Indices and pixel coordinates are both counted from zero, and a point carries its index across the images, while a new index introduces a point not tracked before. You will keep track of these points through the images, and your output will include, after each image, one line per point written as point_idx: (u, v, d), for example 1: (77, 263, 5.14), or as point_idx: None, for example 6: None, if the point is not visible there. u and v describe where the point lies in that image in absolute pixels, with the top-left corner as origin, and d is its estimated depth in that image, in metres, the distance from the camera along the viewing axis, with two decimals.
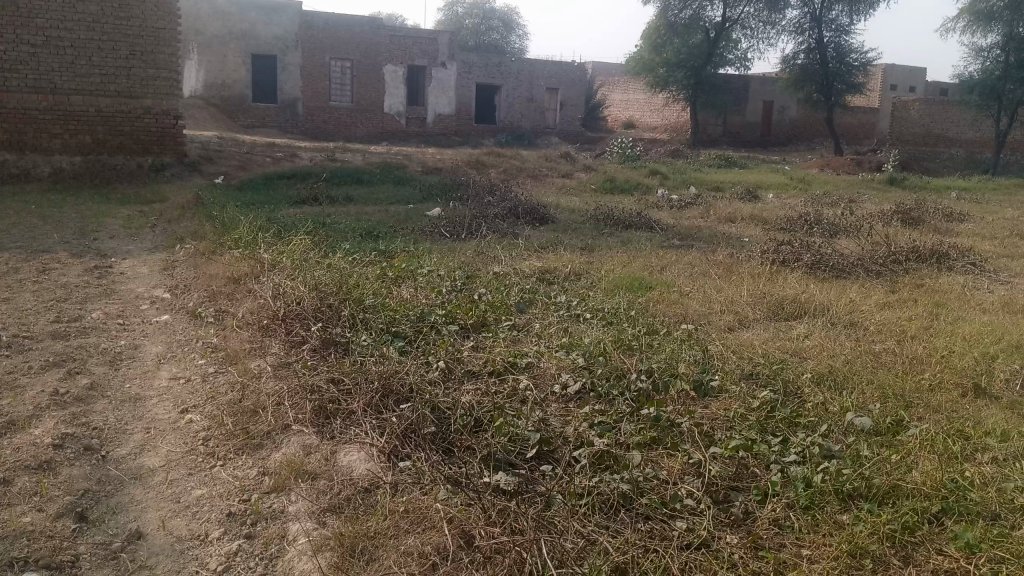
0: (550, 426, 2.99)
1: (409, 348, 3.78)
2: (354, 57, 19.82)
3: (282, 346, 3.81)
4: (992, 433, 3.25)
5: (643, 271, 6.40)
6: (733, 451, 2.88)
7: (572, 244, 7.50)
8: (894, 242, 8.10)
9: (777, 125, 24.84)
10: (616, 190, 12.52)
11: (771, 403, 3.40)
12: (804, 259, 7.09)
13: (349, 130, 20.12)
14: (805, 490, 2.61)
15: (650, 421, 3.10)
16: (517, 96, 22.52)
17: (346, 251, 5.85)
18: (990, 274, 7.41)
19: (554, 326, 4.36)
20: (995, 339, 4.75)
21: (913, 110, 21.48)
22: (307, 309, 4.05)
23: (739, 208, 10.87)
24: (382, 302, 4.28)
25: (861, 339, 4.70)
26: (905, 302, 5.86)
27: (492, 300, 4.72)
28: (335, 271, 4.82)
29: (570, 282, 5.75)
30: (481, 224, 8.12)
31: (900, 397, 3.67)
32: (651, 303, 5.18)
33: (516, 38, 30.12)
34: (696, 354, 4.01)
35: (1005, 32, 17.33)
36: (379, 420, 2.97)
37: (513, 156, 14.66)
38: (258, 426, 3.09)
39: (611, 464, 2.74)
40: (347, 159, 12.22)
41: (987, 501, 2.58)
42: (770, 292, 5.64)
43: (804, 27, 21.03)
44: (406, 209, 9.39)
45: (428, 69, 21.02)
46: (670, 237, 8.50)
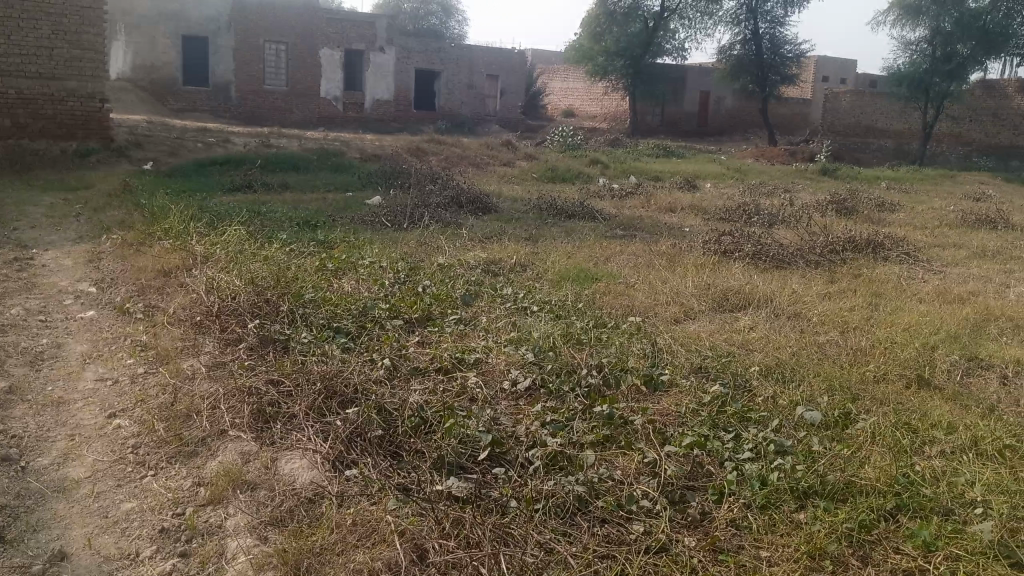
0: (500, 425, 2.90)
1: (352, 345, 3.65)
2: (289, 40, 19.33)
3: (216, 344, 3.63)
4: (938, 426, 3.26)
5: (588, 261, 6.36)
6: (688, 449, 2.83)
7: (515, 234, 7.42)
8: (830, 232, 8.22)
9: (713, 115, 25.13)
10: (558, 179, 12.47)
11: (723, 398, 3.37)
12: (744, 250, 7.12)
13: (284, 115, 19.63)
14: (759, 490, 2.58)
15: (602, 419, 3.03)
16: (456, 82, 22.28)
17: (283, 242, 5.65)
18: (923, 263, 7.58)
19: (501, 320, 4.26)
20: (933, 330, 4.82)
21: (844, 102, 21.98)
22: (244, 304, 3.87)
23: (678, 198, 10.93)
24: (322, 296, 4.13)
25: (805, 331, 4.73)
26: (844, 292, 5.92)
27: (437, 293, 4.60)
28: (273, 263, 4.63)
29: (515, 274, 5.66)
30: (423, 213, 7.97)
31: (846, 390, 3.67)
32: (597, 295, 5.12)
33: (455, 23, 29.84)
34: (645, 348, 3.96)
35: (932, 27, 17.77)
36: (322, 423, 2.84)
37: (453, 143, 14.48)
38: (193, 432, 2.93)
39: (564, 467, 2.67)
40: (283, 145, 11.89)
41: (940, 496, 2.57)
42: (713, 283, 5.64)
43: (740, 18, 21.29)
44: (344, 197, 9.17)
45: (366, 53, 20.64)
46: (612, 227, 8.47)
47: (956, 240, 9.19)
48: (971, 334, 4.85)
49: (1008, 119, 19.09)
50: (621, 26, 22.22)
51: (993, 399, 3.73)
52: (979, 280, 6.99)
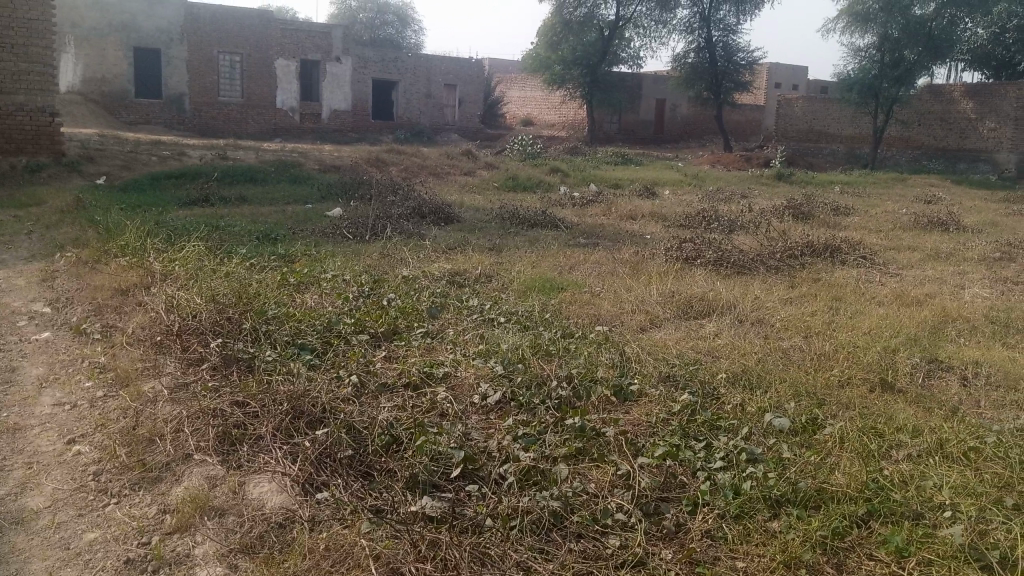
0: (472, 441, 2.87)
1: (318, 362, 3.59)
2: (244, 51, 19.11)
3: (177, 364, 3.55)
4: (904, 430, 3.30)
5: (552, 270, 6.36)
6: (661, 460, 2.82)
7: (479, 244, 7.40)
8: (789, 237, 8.33)
9: (670, 122, 25.39)
10: (519, 188, 12.49)
11: (692, 407, 3.37)
12: (706, 256, 7.18)
13: (240, 127, 19.39)
14: (734, 499, 2.58)
15: (575, 432, 3.01)
16: (414, 92, 22.21)
17: (243, 257, 5.56)
18: (880, 266, 7.71)
19: (468, 333, 4.24)
20: (894, 332, 4.90)
21: (797, 108, 22.37)
22: (204, 323, 3.79)
23: (639, 205, 11.00)
24: (286, 312, 4.06)
25: (770, 336, 4.77)
26: (804, 297, 6.00)
27: (402, 306, 4.56)
28: (234, 279, 4.55)
29: (480, 285, 5.63)
30: (385, 225, 7.90)
31: (812, 395, 3.71)
32: (563, 305, 5.12)
33: (411, 33, 29.79)
34: (613, 357, 3.96)
35: (881, 33, 18.19)
36: (290, 445, 2.79)
37: (413, 153, 14.41)
38: (156, 456, 2.85)
39: (538, 481, 2.65)
40: (240, 157, 11.73)
41: (910, 501, 2.60)
42: (678, 290, 5.66)
43: (694, 27, 21.56)
44: (304, 210, 9.07)
45: (323, 63, 20.50)
46: (574, 236, 8.48)
47: (911, 243, 9.35)
48: (930, 336, 4.94)
49: (955, 123, 19.17)
50: (578, 35, 22.35)
51: (955, 402, 3.79)
52: (935, 282, 7.11)
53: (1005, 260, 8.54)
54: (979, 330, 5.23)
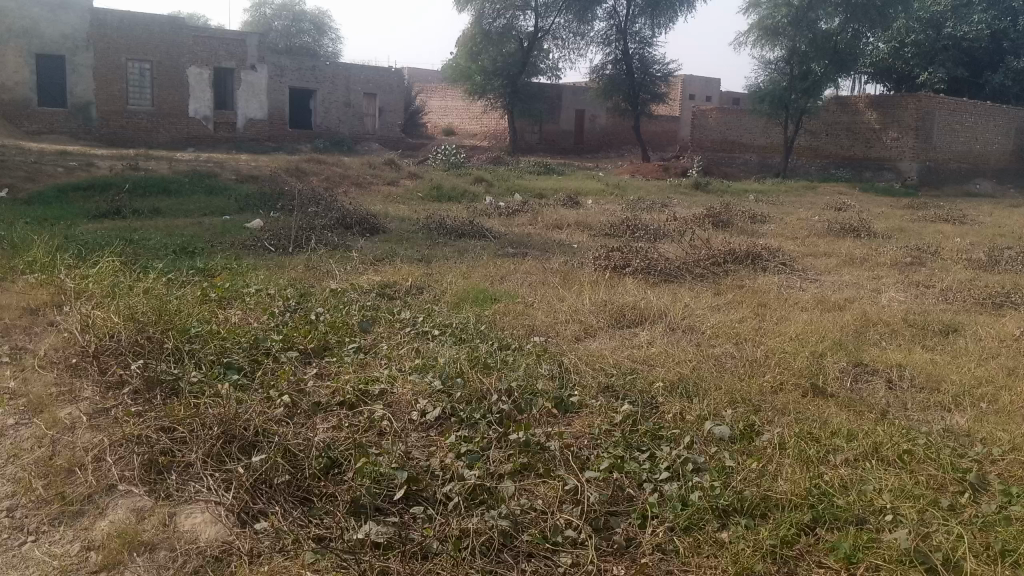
0: (413, 460, 2.79)
1: (246, 382, 3.46)
2: (154, 59, 18.44)
3: (96, 389, 3.35)
4: (839, 434, 3.36)
5: (483, 281, 6.30)
6: (607, 473, 2.78)
7: (408, 255, 7.28)
8: (712, 245, 8.47)
9: (589, 133, 25.69)
10: (443, 199, 12.42)
11: (634, 417, 3.35)
12: (633, 264, 7.24)
13: (151, 136, 18.72)
14: (683, 511, 2.56)
15: (519, 447, 2.95)
16: (333, 101, 21.85)
17: (162, 272, 5.32)
18: (799, 273, 7.92)
19: (402, 347, 4.13)
20: (820, 338, 5.01)
21: (712, 119, 22.91)
22: (123, 344, 3.59)
23: (564, 214, 11.05)
24: (211, 329, 3.88)
25: (702, 344, 4.81)
26: (732, 304, 6.09)
27: (332, 320, 4.43)
28: (153, 296, 4.32)
29: (412, 297, 5.53)
30: (309, 236, 7.72)
31: (748, 401, 3.73)
32: (497, 315, 5.07)
33: (328, 41, 29.41)
34: (552, 370, 3.92)
35: (789, 47, 18.78)
36: (223, 472, 2.66)
37: (334, 163, 14.13)
38: (76, 488, 2.66)
39: (485, 500, 2.59)
40: (153, 167, 11.31)
41: (852, 506, 2.64)
42: (609, 299, 5.67)
43: (611, 39, 22.00)
44: (222, 221, 8.79)
45: (237, 72, 19.94)
46: (502, 245, 8.45)
47: (826, 249, 9.66)
48: (854, 340, 5.08)
49: (861, 132, 19.94)
50: (497, 46, 22.35)
51: (884, 405, 3.88)
52: (853, 287, 7.33)
53: (916, 264, 8.89)
54: (899, 333, 5.41)
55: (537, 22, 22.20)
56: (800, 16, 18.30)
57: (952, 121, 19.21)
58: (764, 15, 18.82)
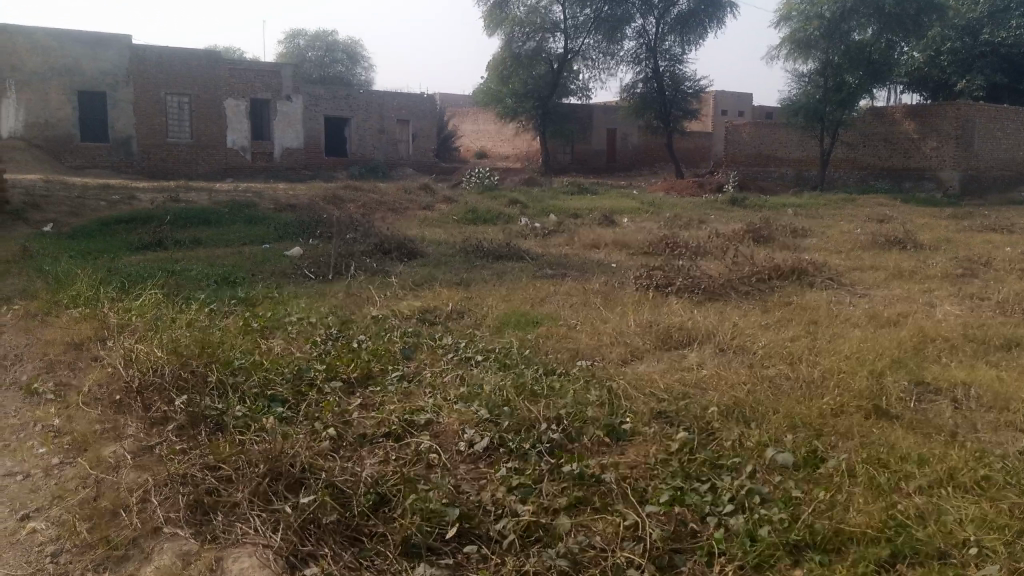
0: (463, 495, 2.70)
1: (290, 414, 3.39)
2: (191, 92, 18.72)
3: (139, 425, 3.30)
4: (909, 459, 3.19)
5: (524, 304, 6.20)
6: (668, 506, 2.66)
7: (447, 280, 7.22)
8: (756, 261, 8.28)
9: (621, 151, 25.59)
10: (479, 221, 12.37)
11: (690, 445, 3.21)
12: (676, 283, 7.09)
13: (190, 168, 18.99)
14: (752, 547, 2.43)
15: (573, 479, 2.83)
16: (367, 128, 22.00)
17: (202, 303, 5.30)
18: (847, 287, 7.71)
19: (447, 374, 4.04)
20: (878, 356, 4.83)
21: (746, 133, 22.69)
22: (166, 379, 3.54)
23: (601, 234, 10.92)
24: (253, 361, 3.83)
25: (755, 365, 4.65)
26: (782, 322, 5.92)
27: (374, 349, 4.35)
28: (196, 328, 4.28)
29: (453, 322, 5.45)
30: (348, 263, 7.68)
31: (809, 426, 3.58)
32: (541, 340, 4.96)
33: (360, 69, 29.71)
34: (601, 396, 3.80)
35: (823, 59, 18.52)
36: (270, 512, 2.58)
37: (370, 188, 14.17)
38: (121, 532, 2.60)
39: (541, 537, 2.50)
40: (192, 198, 11.39)
41: (932, 538, 2.49)
42: (655, 320, 5.52)
43: (642, 57, 21.93)
44: (261, 250, 8.80)
45: (272, 102, 20.17)
46: (540, 267, 8.35)
47: (872, 262, 9.41)
48: (913, 357, 4.89)
49: (899, 142, 19.58)
50: (526, 69, 22.39)
51: (952, 426, 3.70)
52: (904, 301, 7.11)
53: (968, 276, 8.62)
54: (960, 350, 5.19)
55: (567, 43, 22.18)
56: (832, 28, 18.10)
57: (993, 129, 18.79)
58: (796, 28, 18.58)
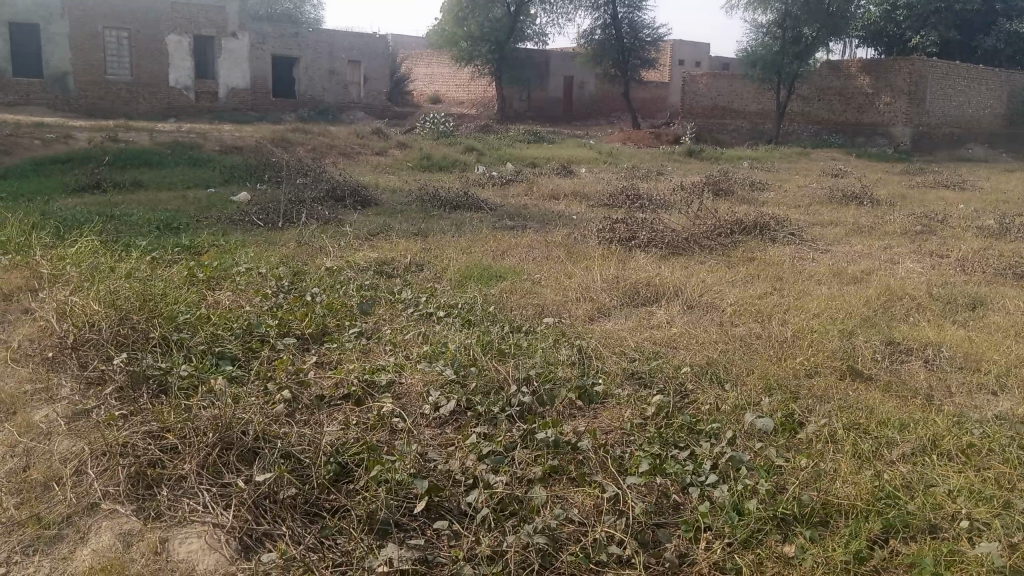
0: (431, 464, 2.52)
1: (240, 373, 3.16)
2: (131, 27, 17.86)
3: (74, 387, 3.04)
4: (891, 424, 3.09)
5: (485, 256, 5.98)
6: (649, 477, 2.52)
7: (403, 229, 6.97)
8: (718, 215, 8.17)
9: (578, 100, 25.25)
10: (434, 168, 12.07)
11: (666, 409, 3.07)
12: (639, 237, 6.93)
13: (131, 107, 18.15)
14: (739, 522, 2.32)
15: (548, 447, 2.66)
16: (316, 69, 21.27)
17: (144, 250, 4.98)
18: (809, 243, 7.65)
19: (408, 331, 3.82)
20: (846, 315, 4.74)
21: (702, 85, 22.52)
22: (104, 335, 3.26)
23: (560, 184, 10.70)
24: (199, 315, 3.57)
25: (724, 323, 4.53)
26: (747, 278, 5.81)
27: (330, 302, 4.11)
28: (137, 280, 3.98)
29: (411, 275, 5.22)
30: (300, 210, 7.37)
31: (784, 388, 3.46)
32: (504, 294, 4.77)
33: (311, 8, 28.72)
34: (571, 354, 3.63)
35: (782, 10, 18.35)
36: (221, 487, 2.38)
37: (320, 131, 13.70)
38: (53, 508, 2.35)
39: (516, 511, 2.34)
40: (133, 138, 10.87)
41: (923, 511, 2.40)
42: (621, 275, 5.35)
43: (600, 3, 21.48)
44: (206, 195, 8.42)
45: (218, 39, 19.29)
46: (500, 217, 8.12)
47: (832, 217, 9.39)
48: (881, 316, 4.82)
49: (853, 97, 19.61)
50: (484, 11, 21.66)
51: (927, 389, 3.63)
52: (866, 258, 7.05)
53: (927, 233, 8.61)
54: (926, 308, 5.14)
55: None
56: None
57: (946, 86, 18.87)
58: None
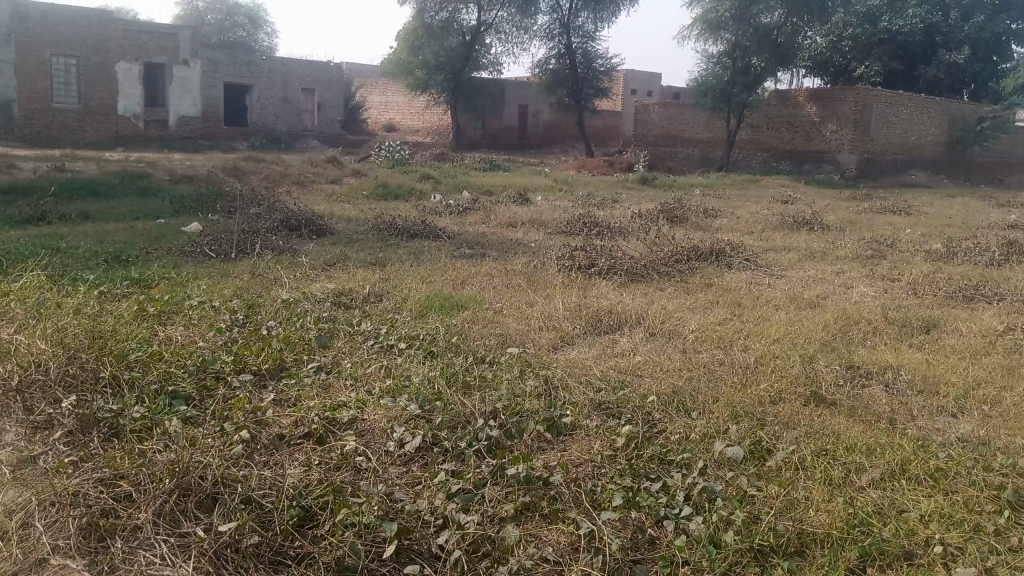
0: (398, 504, 2.45)
1: (195, 413, 3.04)
2: (79, 54, 17.50)
3: (19, 433, 2.89)
4: (859, 449, 3.09)
5: (444, 286, 5.92)
6: (623, 512, 2.48)
7: (361, 259, 6.88)
8: (675, 241, 8.22)
9: (531, 128, 25.44)
10: (389, 197, 11.99)
11: (636, 439, 3.03)
12: (599, 264, 6.93)
13: (78, 135, 17.75)
14: (717, 554, 2.28)
15: (519, 483, 2.60)
16: (269, 97, 21.12)
17: (92, 284, 4.81)
18: (764, 268, 7.74)
19: (369, 365, 3.73)
20: (806, 340, 4.77)
21: (654, 113, 22.85)
22: (51, 377, 3.12)
23: (517, 212, 10.70)
24: (152, 352, 3.44)
25: (688, 350, 4.52)
26: (706, 304, 5.83)
27: (288, 336, 4.01)
28: (84, 316, 3.83)
29: (370, 306, 5.13)
30: (254, 240, 7.23)
31: (750, 416, 3.45)
32: (466, 325, 4.71)
33: (263, 36, 28.57)
34: (536, 385, 3.58)
35: (732, 41, 18.73)
36: (179, 537, 2.27)
37: (273, 160, 13.54)
38: None
39: (488, 552, 2.28)
40: (80, 168, 10.61)
41: (898, 538, 2.40)
42: (583, 303, 5.32)
43: (554, 33, 21.73)
44: (157, 225, 8.22)
45: (169, 67, 19.05)
46: (458, 246, 8.07)
47: (784, 242, 9.53)
48: (840, 341, 4.87)
49: (800, 125, 20.05)
50: (439, 40, 21.75)
51: (890, 413, 3.65)
52: (821, 283, 7.15)
53: (877, 257, 8.77)
54: (883, 332, 5.20)
55: (480, 16, 21.80)
56: (742, 11, 18.17)
57: (889, 114, 19.41)
58: (706, 9, 18.71)
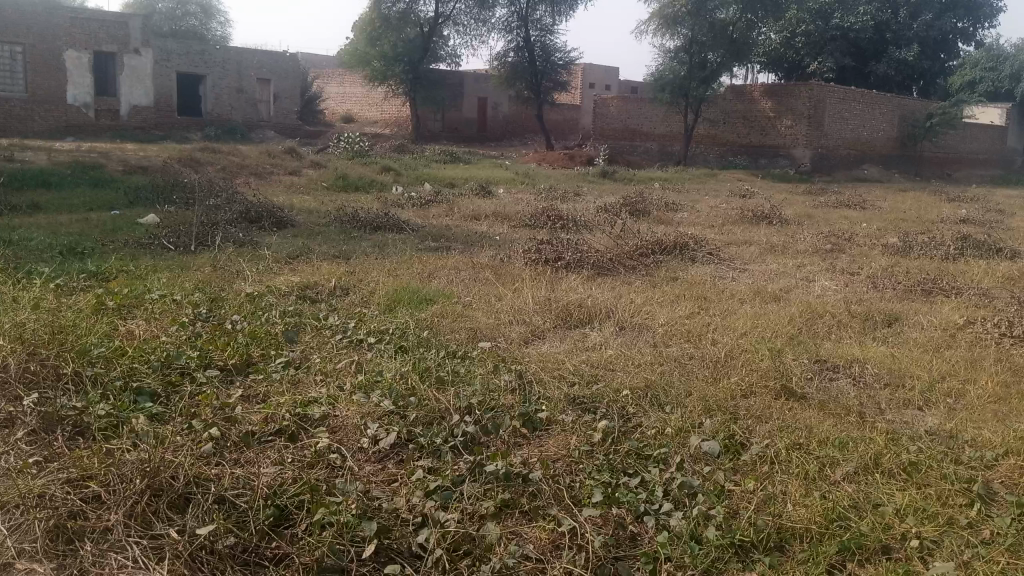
0: (376, 503, 2.41)
1: (162, 411, 2.96)
2: (25, 42, 17.00)
3: None
4: (831, 443, 3.11)
5: (411, 280, 5.85)
6: (604, 508, 2.47)
7: (323, 251, 6.77)
8: (639, 235, 8.23)
9: (492, 121, 25.37)
10: (350, 189, 11.85)
11: (612, 434, 3.02)
12: (565, 258, 6.92)
13: (25, 125, 17.25)
14: (699, 551, 2.29)
15: (498, 479, 2.57)
16: (224, 87, 20.76)
17: (47, 278, 4.66)
18: (727, 262, 7.79)
19: (339, 360, 3.67)
20: (773, 334, 4.80)
21: (613, 107, 22.93)
22: (11, 374, 3.01)
23: (480, 205, 10.64)
24: (114, 348, 3.34)
25: (659, 344, 4.52)
26: (673, 298, 5.84)
27: (253, 330, 3.92)
28: (40, 310, 3.70)
29: (336, 299, 5.06)
30: (214, 233, 7.08)
31: (723, 410, 3.46)
32: (436, 319, 4.66)
33: (217, 25, 28.03)
34: (510, 380, 3.54)
35: (688, 36, 18.85)
36: (153, 539, 2.20)
37: (231, 150, 13.29)
38: None
39: (470, 550, 2.26)
40: (29, 158, 10.29)
41: (874, 531, 2.42)
42: (552, 296, 5.30)
43: (512, 26, 21.65)
44: (111, 217, 8.01)
45: (119, 56, 18.59)
46: (423, 239, 8.00)
47: (745, 236, 9.61)
48: (807, 335, 4.91)
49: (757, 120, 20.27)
50: (396, 31, 21.45)
51: (860, 406, 3.68)
52: (783, 277, 7.22)
53: (836, 251, 8.89)
54: (847, 326, 5.27)
55: (437, 8, 21.66)
56: (698, 7, 18.25)
57: (843, 110, 19.73)
58: (663, 4, 18.73)
